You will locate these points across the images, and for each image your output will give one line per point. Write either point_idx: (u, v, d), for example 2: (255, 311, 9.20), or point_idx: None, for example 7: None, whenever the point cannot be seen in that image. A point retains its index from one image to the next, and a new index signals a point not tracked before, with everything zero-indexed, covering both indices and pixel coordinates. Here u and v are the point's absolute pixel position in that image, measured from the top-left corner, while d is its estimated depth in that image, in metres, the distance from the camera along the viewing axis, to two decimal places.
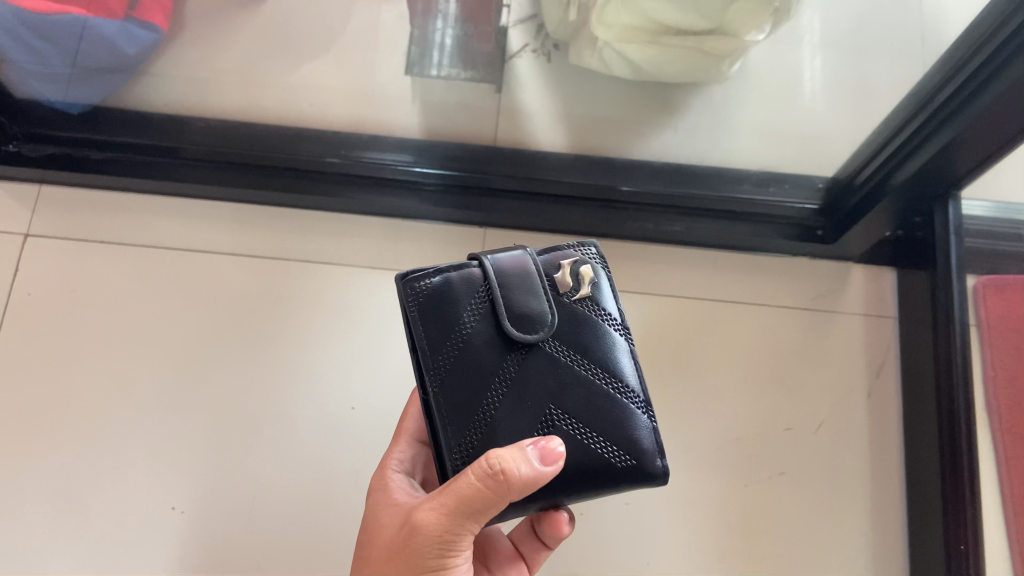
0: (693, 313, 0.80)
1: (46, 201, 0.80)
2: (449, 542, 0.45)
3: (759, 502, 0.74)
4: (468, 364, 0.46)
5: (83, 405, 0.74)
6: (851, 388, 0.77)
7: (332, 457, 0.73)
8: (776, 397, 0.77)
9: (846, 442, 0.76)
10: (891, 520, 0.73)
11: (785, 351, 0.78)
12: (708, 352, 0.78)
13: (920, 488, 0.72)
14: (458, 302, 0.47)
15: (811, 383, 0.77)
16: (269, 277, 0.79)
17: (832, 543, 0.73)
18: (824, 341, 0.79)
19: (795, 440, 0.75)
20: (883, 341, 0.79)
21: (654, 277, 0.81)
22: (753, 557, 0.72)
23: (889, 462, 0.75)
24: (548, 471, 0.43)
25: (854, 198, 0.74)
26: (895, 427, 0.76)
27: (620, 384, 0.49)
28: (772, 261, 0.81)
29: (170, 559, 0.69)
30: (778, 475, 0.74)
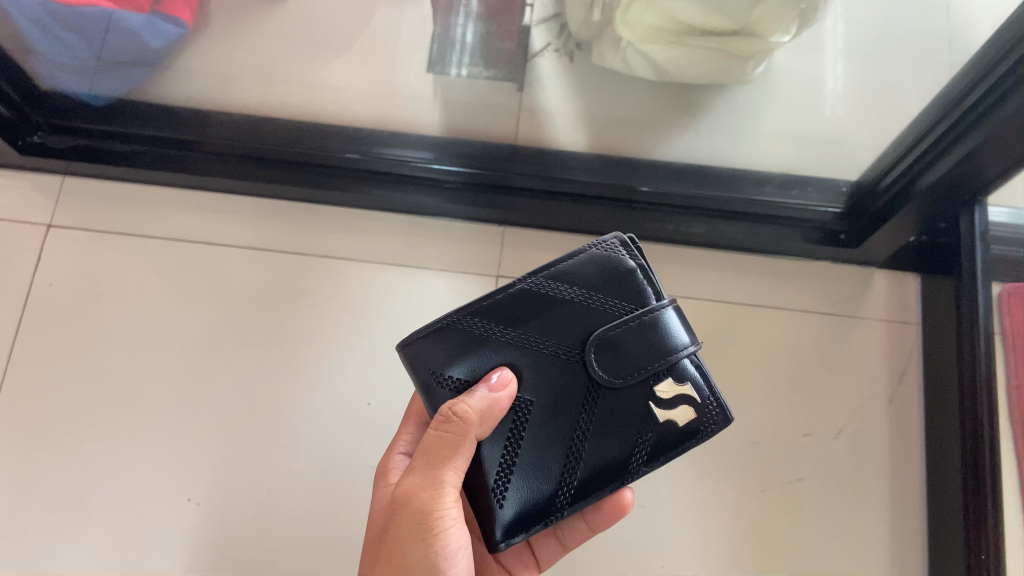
0: (713, 317, 0.79)
1: (69, 193, 0.80)
2: (431, 504, 0.48)
3: (775, 507, 0.73)
4: (559, 313, 0.49)
5: (102, 395, 0.74)
6: (871, 394, 0.76)
7: (347, 453, 0.73)
8: (795, 403, 0.76)
9: (867, 450, 0.75)
10: (910, 529, 0.72)
11: (805, 355, 0.78)
12: (727, 356, 0.77)
13: (939, 497, 0.71)
14: (613, 285, 0.49)
15: (831, 389, 0.77)
16: (287, 272, 0.79)
17: (849, 553, 0.72)
18: (846, 347, 0.78)
19: (813, 446, 0.75)
20: (906, 347, 0.77)
21: (673, 279, 0.80)
22: (768, 563, 0.71)
23: (910, 470, 0.74)
24: (498, 396, 0.47)
25: (878, 202, 0.73)
26: (915, 435, 0.75)
27: (581, 474, 0.48)
28: (792, 265, 0.81)
29: (186, 552, 0.70)
30: (796, 480, 0.74)
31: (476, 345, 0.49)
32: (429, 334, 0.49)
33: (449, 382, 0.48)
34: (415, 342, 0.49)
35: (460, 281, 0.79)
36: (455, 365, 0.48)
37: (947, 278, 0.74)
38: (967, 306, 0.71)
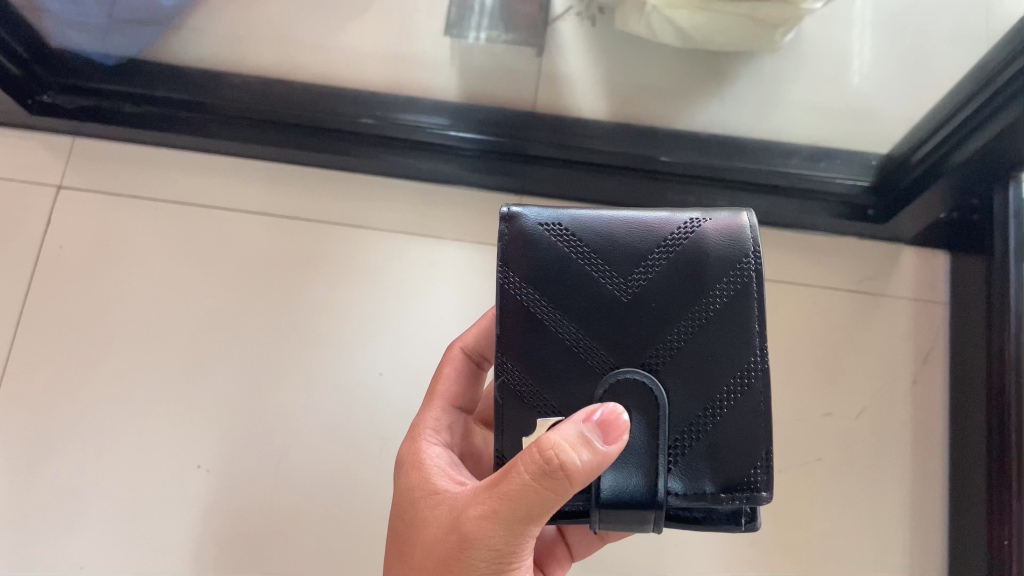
0: None
1: (79, 154, 0.79)
2: (505, 552, 0.42)
3: (794, 488, 0.71)
4: (707, 358, 0.43)
5: (112, 360, 0.73)
6: (895, 374, 0.74)
7: (359, 425, 0.72)
8: (817, 382, 0.74)
9: (889, 431, 0.73)
10: (931, 514, 0.71)
11: (829, 334, 0.76)
12: None
13: (962, 482, 0.70)
14: (717, 455, 0.42)
15: (854, 367, 0.75)
16: (300, 240, 0.78)
17: (866, 534, 0.70)
18: (870, 325, 0.76)
19: (833, 425, 0.73)
20: (932, 328, 0.75)
21: None
22: (786, 544, 0.70)
23: (931, 454, 0.72)
24: (611, 449, 0.39)
25: (910, 175, 0.71)
26: (940, 417, 0.73)
27: (536, 317, 0.44)
28: (818, 241, 0.78)
29: (196, 517, 0.69)
30: (815, 460, 0.72)
31: (710, 269, 0.44)
32: (754, 240, 0.44)
33: (691, 227, 0.44)
34: (743, 229, 0.44)
35: (476, 251, 0.78)
36: (708, 243, 0.44)
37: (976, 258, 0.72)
38: (996, 286, 0.68)
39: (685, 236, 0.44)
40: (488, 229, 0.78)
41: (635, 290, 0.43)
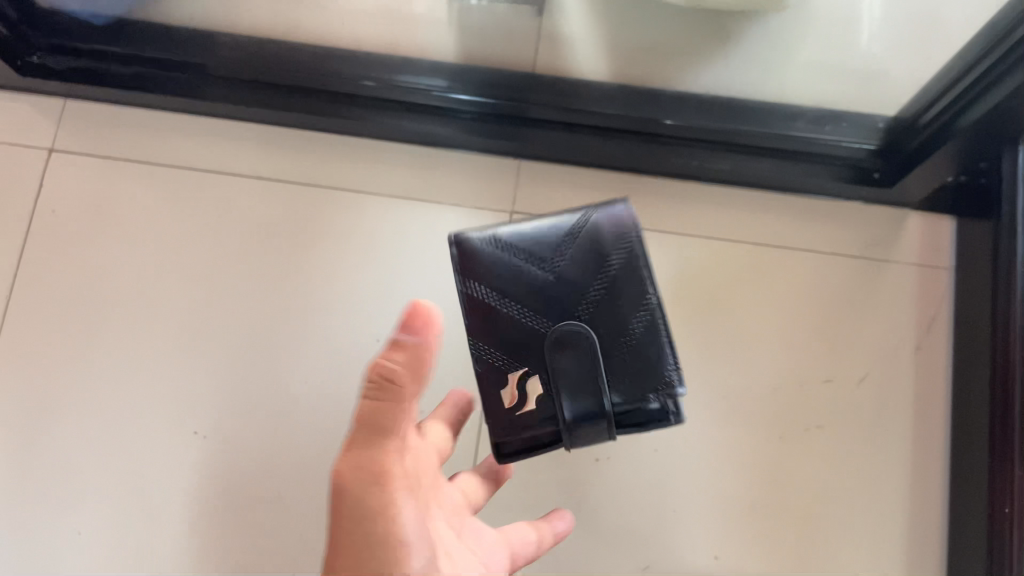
0: (735, 258, 0.76)
1: (71, 117, 0.78)
2: (375, 474, 0.41)
3: (793, 456, 0.71)
4: (623, 313, 0.50)
5: (106, 326, 0.73)
6: (897, 341, 0.74)
7: (357, 392, 0.72)
8: (818, 348, 0.74)
9: (891, 397, 0.72)
10: (932, 481, 0.70)
11: (831, 301, 0.75)
12: (744, 301, 0.75)
13: (965, 449, 0.69)
14: (640, 380, 0.49)
15: (856, 335, 0.74)
16: (297, 205, 0.76)
17: (864, 500, 0.70)
18: (874, 291, 0.75)
19: (833, 392, 0.73)
20: (936, 293, 0.74)
21: (694, 218, 0.77)
22: (784, 511, 0.70)
23: (932, 421, 0.72)
24: (415, 341, 0.41)
25: (918, 137, 0.69)
26: (942, 384, 0.72)
27: (487, 312, 0.50)
28: (822, 206, 0.77)
29: (193, 482, 0.69)
30: (814, 428, 0.72)
31: (605, 245, 0.51)
32: (636, 224, 0.51)
33: (584, 219, 0.51)
34: (623, 209, 0.52)
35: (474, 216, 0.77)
36: (600, 230, 0.51)
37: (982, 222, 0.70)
38: (1002, 250, 0.67)
39: (580, 226, 0.51)
40: (486, 193, 0.77)
41: (555, 270, 0.50)
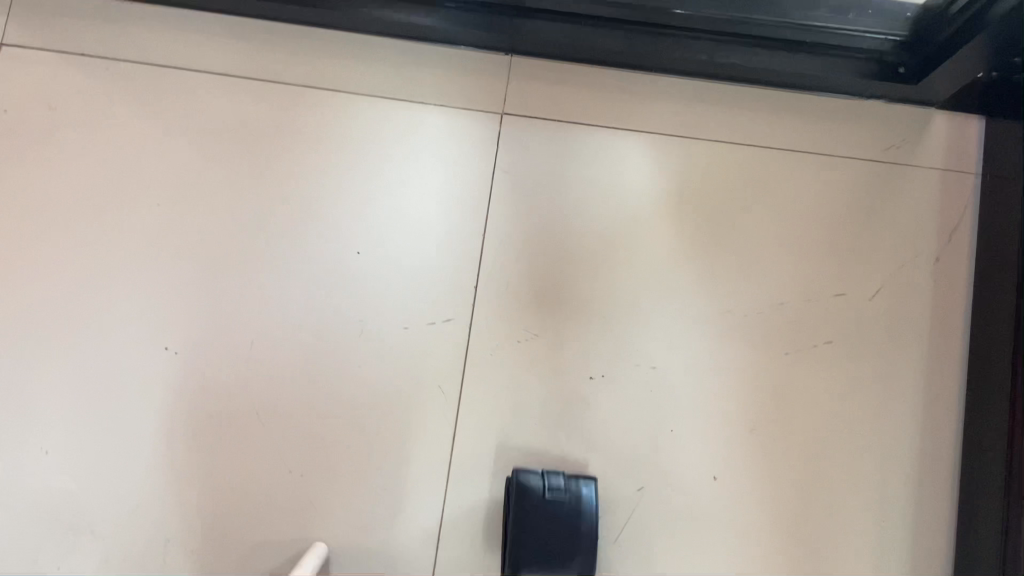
0: (736, 160, 0.71)
1: (17, 7, 0.71)
2: None
3: (800, 371, 0.67)
4: None
5: (62, 233, 0.68)
6: (915, 252, 0.69)
7: (338, 304, 0.68)
8: (830, 259, 0.69)
9: (904, 314, 0.68)
10: (942, 398, 0.67)
11: (844, 210, 0.70)
12: (754, 208, 0.70)
13: (982, 362, 0.65)
14: None
15: (871, 243, 0.69)
16: (269, 103, 0.71)
17: (868, 417, 0.67)
18: (893, 201, 0.70)
19: (846, 306, 0.68)
20: (961, 201, 0.70)
21: (699, 117, 0.71)
22: (786, 426, 0.67)
23: (945, 332, 0.68)
24: None
25: (947, 27, 0.64)
26: (961, 297, 0.68)
27: None
28: (841, 104, 0.71)
29: (161, 398, 0.66)
30: (823, 343, 0.68)
31: None
32: None
33: None
34: None
35: (457, 116, 0.71)
36: None
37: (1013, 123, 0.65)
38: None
39: None
40: (475, 92, 0.71)
41: None
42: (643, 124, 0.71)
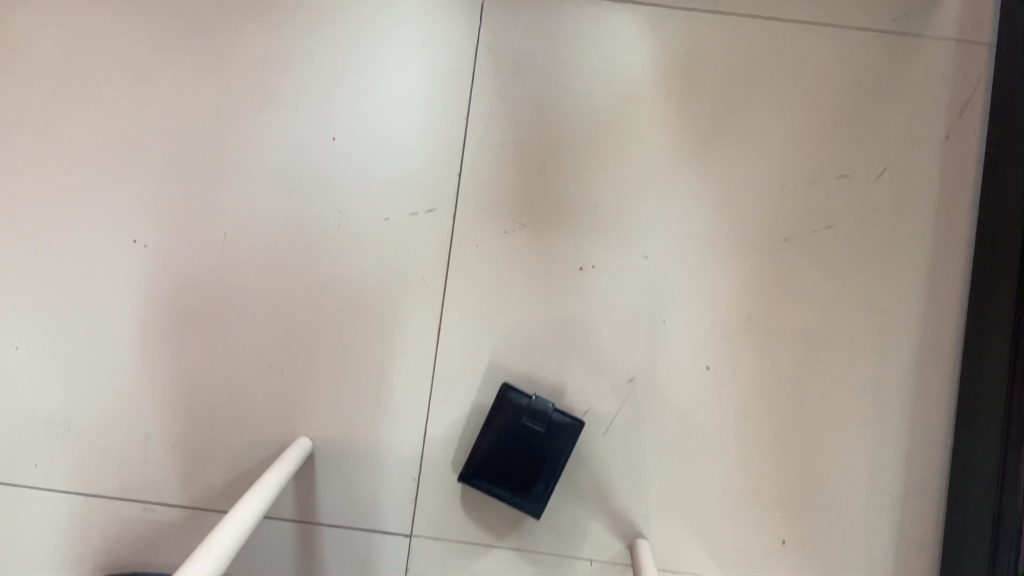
0: (769, 177, 0.99)
1: None
2: None
3: (712, 382, 1.00)
4: None
5: None
6: (929, 198, 0.99)
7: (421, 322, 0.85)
8: (826, 174, 0.99)
9: (885, 217, 0.99)
10: (946, 312, 0.99)
11: (878, 166, 0.99)
12: (720, 165, 0.99)
13: (988, 310, 0.94)
14: None
15: (862, 165, 0.99)
16: None
17: (878, 322, 0.99)
18: (902, 167, 0.99)
19: (826, 236, 0.99)
20: (964, 184, 0.99)
21: (706, 156, 0.99)
22: (783, 435, 1.00)
23: (922, 371, 0.99)
24: None
25: None
26: (930, 216, 0.99)
27: None
28: (832, 75, 0.99)
29: None
30: (788, 238, 0.99)
31: None
32: None
33: None
34: None
35: (620, 65, 1.00)
36: None
37: (977, 92, 0.99)
38: (1006, 129, 0.94)
39: None
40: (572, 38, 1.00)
41: None
42: (719, 147, 0.99)
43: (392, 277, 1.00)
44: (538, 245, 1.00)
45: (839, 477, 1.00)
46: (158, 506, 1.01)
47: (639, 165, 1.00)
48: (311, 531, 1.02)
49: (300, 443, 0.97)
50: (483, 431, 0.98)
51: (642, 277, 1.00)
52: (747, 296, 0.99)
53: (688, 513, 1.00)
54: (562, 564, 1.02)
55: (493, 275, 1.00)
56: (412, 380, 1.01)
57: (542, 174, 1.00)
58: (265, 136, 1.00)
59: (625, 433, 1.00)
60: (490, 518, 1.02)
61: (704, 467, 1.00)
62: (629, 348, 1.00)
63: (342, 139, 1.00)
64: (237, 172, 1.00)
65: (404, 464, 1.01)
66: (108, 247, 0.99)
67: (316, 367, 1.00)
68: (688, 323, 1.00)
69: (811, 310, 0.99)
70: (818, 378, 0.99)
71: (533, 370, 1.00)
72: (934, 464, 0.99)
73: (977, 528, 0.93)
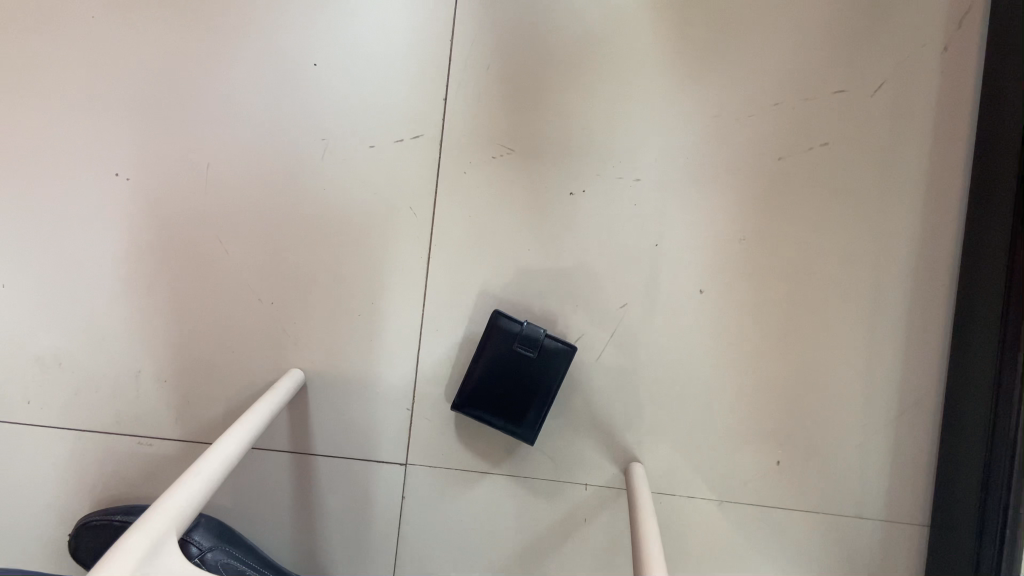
0: (764, 94, 0.96)
1: None
2: None
3: (705, 306, 0.99)
4: None
5: None
6: (929, 112, 0.96)
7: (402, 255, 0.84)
8: (822, 89, 0.96)
9: (882, 132, 0.96)
10: (944, 230, 0.97)
11: (877, 80, 0.96)
12: (712, 83, 0.96)
13: (986, 229, 0.92)
14: None
15: (860, 79, 0.96)
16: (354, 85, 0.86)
17: (875, 242, 0.97)
18: (901, 80, 0.96)
19: (823, 153, 0.97)
20: (965, 97, 0.96)
21: (697, 73, 0.96)
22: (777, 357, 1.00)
23: (919, 291, 0.98)
24: None
25: None
26: (929, 131, 0.96)
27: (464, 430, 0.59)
28: None
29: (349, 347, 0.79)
30: (784, 156, 0.97)
31: None
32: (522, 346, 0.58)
33: None
34: None
35: None
36: None
37: None
38: (1008, 39, 0.90)
39: None
40: None
41: None
42: (713, 65, 0.96)
43: (379, 207, 0.98)
44: (527, 170, 0.98)
45: (834, 399, 1.00)
46: (155, 440, 1.02)
47: (630, 85, 0.97)
48: (306, 460, 1.03)
49: (292, 374, 0.97)
50: (475, 358, 0.97)
51: (634, 202, 0.98)
52: (741, 218, 0.97)
53: (682, 436, 1.01)
54: (558, 488, 1.03)
55: (482, 202, 0.98)
56: (403, 310, 1.00)
57: (529, 96, 0.97)
58: (244, 62, 0.96)
59: (618, 358, 1.00)
60: (485, 445, 1.02)
61: (697, 391, 1.00)
62: (621, 274, 0.99)
63: (324, 64, 0.96)
64: (216, 101, 0.97)
65: (397, 393, 1.01)
66: (89, 181, 0.97)
67: (306, 298, 1.00)
68: (680, 246, 0.98)
69: (805, 231, 0.97)
70: (812, 300, 0.98)
71: (524, 298, 0.99)
72: (930, 384, 0.99)
73: (970, 447, 0.93)
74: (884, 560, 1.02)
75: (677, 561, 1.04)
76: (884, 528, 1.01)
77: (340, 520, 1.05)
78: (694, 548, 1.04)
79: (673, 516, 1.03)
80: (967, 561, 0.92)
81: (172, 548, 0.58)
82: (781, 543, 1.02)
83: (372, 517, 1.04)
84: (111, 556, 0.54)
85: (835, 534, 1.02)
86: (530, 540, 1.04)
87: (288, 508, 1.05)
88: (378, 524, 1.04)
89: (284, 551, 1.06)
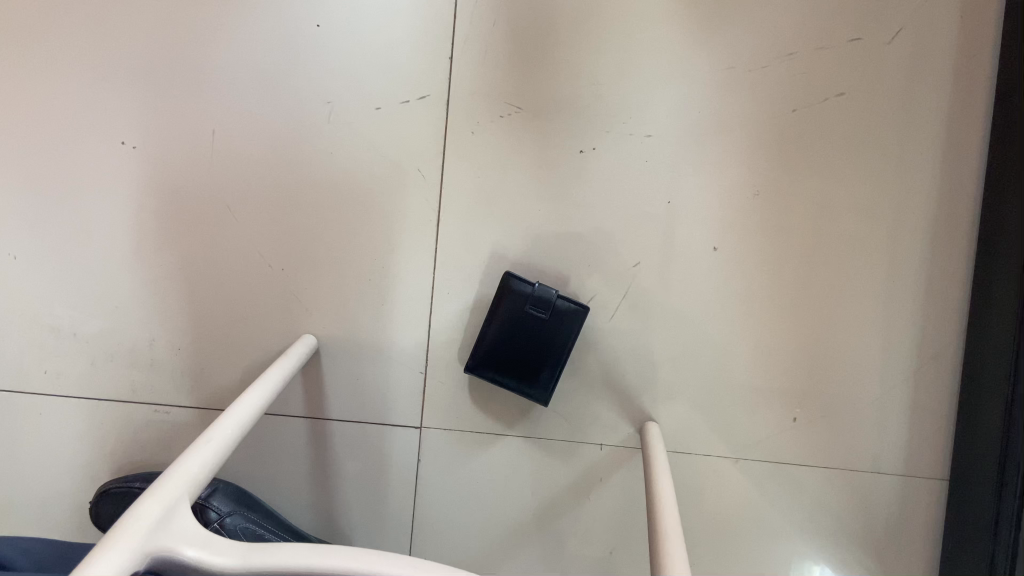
0: (776, 44, 0.93)
1: None
2: None
3: (718, 264, 0.97)
4: None
5: None
6: (947, 58, 0.93)
7: None
8: (837, 38, 0.93)
9: (899, 80, 0.94)
10: (962, 181, 0.95)
11: (893, 27, 0.93)
12: (722, 35, 0.94)
13: (1004, 179, 0.90)
14: None
15: (874, 28, 0.93)
16: None
17: (892, 194, 0.95)
18: (917, 25, 0.93)
19: (837, 104, 0.94)
20: (984, 42, 0.93)
21: (707, 27, 0.94)
22: (793, 315, 0.98)
23: (938, 244, 0.96)
24: None
25: None
26: (946, 78, 0.94)
27: None
28: None
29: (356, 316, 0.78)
30: (797, 108, 0.94)
31: None
32: None
33: None
34: None
35: None
36: None
37: None
38: None
39: None
40: None
41: None
42: (723, 17, 0.93)
43: (386, 170, 0.97)
44: (535, 129, 0.96)
45: (849, 356, 0.98)
46: (171, 407, 1.03)
47: (639, 39, 0.94)
48: (321, 425, 1.04)
49: (305, 340, 0.97)
50: (489, 319, 0.96)
51: (645, 159, 0.96)
52: (754, 173, 0.96)
53: (696, 395, 1.00)
54: (573, 449, 1.03)
55: (490, 163, 0.97)
56: (413, 274, 0.99)
57: (537, 52, 0.95)
58: (246, 25, 0.95)
59: (630, 319, 0.99)
60: (499, 408, 1.02)
61: (711, 350, 0.99)
62: (633, 233, 0.97)
63: (328, 25, 0.95)
64: (219, 66, 0.95)
65: (410, 358, 1.01)
66: (95, 150, 0.96)
67: (316, 263, 0.99)
68: (692, 203, 0.96)
69: (819, 184, 0.96)
70: (827, 256, 0.97)
71: (535, 259, 0.98)
72: (949, 338, 0.97)
73: (990, 400, 0.91)
74: (902, 515, 1.02)
75: (693, 519, 1.05)
76: (902, 484, 1.01)
77: (357, 484, 1.05)
78: (710, 507, 1.04)
79: (688, 475, 1.03)
80: (986, 516, 0.92)
81: (186, 513, 0.58)
82: (798, 501, 1.02)
83: (388, 480, 1.05)
84: (123, 522, 0.54)
85: (852, 490, 1.01)
86: (546, 501, 1.05)
87: (305, 474, 1.05)
88: (395, 488, 1.05)
89: (302, 515, 1.07)
